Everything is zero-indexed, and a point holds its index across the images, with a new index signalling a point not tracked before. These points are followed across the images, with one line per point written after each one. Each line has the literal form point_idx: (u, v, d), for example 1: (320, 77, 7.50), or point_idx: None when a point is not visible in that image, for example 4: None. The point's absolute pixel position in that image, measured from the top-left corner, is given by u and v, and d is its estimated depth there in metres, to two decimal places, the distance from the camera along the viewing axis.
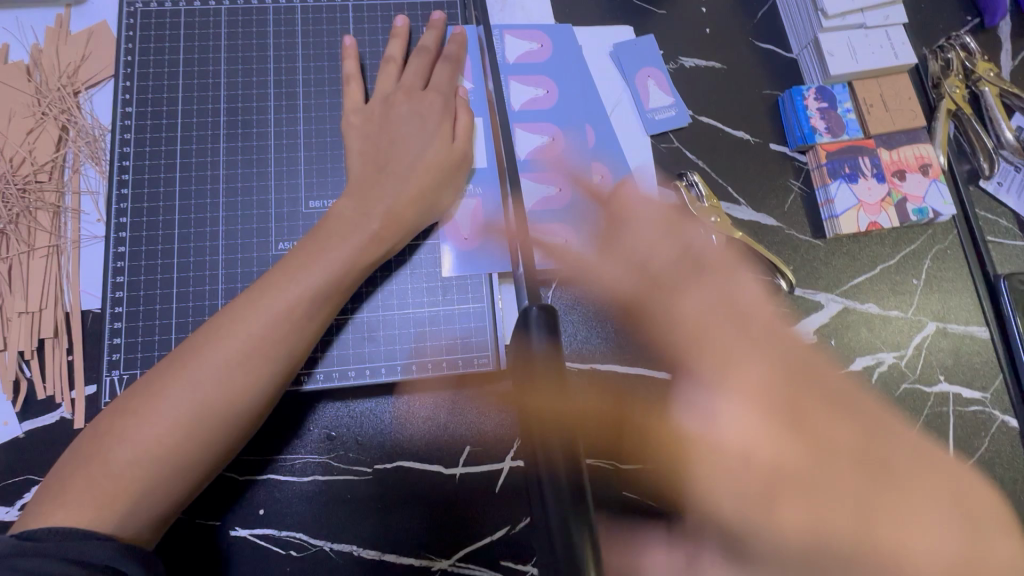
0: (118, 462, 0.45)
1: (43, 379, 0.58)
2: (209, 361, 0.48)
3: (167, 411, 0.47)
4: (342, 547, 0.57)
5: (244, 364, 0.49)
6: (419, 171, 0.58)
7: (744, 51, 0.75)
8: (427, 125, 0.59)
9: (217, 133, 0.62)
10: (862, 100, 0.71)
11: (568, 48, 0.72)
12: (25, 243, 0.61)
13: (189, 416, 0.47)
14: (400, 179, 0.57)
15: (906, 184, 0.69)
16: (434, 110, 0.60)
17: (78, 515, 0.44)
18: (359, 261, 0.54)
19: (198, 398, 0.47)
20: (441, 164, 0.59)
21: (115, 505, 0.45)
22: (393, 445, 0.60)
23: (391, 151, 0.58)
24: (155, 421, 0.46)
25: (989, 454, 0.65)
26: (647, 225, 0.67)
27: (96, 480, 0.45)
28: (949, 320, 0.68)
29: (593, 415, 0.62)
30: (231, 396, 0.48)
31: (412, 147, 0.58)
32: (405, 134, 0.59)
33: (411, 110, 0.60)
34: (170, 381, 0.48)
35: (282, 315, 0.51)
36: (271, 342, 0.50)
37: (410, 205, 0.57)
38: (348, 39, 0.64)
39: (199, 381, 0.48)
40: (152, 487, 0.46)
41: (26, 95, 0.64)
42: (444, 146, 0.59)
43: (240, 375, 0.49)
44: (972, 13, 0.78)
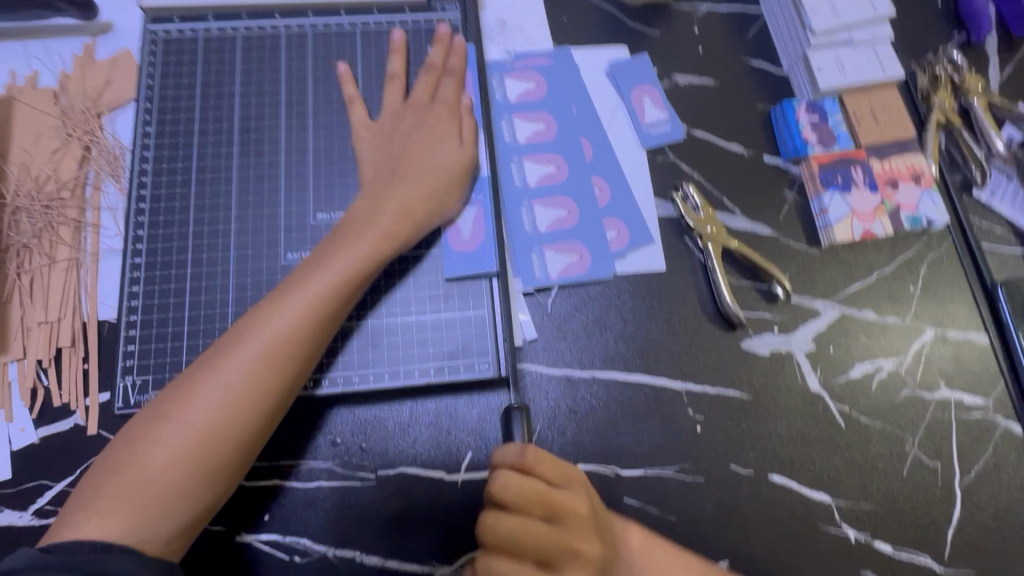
0: (154, 465, 0.47)
1: (59, 387, 0.60)
2: (239, 362, 0.50)
3: (199, 414, 0.48)
4: (345, 553, 0.58)
5: (273, 363, 0.51)
6: (430, 177, 0.60)
7: (735, 68, 0.78)
8: (435, 133, 0.62)
9: (231, 150, 0.65)
10: (851, 113, 0.73)
11: (566, 68, 0.75)
12: (47, 256, 0.64)
13: (220, 417, 0.49)
14: (414, 186, 0.59)
15: (899, 193, 0.71)
16: (441, 119, 0.63)
17: (116, 521, 0.45)
18: (376, 261, 0.56)
19: (228, 401, 0.49)
20: (450, 171, 0.62)
21: (152, 510, 0.46)
22: (396, 451, 0.61)
23: (402, 160, 0.61)
24: (188, 424, 0.48)
25: (994, 460, 0.64)
26: (648, 233, 0.69)
27: (132, 486, 0.46)
28: (948, 327, 0.69)
29: (593, 422, 0.63)
30: (261, 392, 0.50)
31: (424, 155, 0.61)
32: (417, 144, 0.61)
33: (420, 123, 0.63)
34: (201, 383, 0.50)
35: (307, 320, 0.52)
36: (297, 346, 0.52)
37: (422, 207, 0.59)
38: (342, 65, 0.68)
39: (228, 381, 0.50)
40: (186, 489, 0.48)
41: (52, 117, 0.68)
42: (453, 154, 0.62)
43: (266, 374, 0.50)
44: (958, 29, 0.81)
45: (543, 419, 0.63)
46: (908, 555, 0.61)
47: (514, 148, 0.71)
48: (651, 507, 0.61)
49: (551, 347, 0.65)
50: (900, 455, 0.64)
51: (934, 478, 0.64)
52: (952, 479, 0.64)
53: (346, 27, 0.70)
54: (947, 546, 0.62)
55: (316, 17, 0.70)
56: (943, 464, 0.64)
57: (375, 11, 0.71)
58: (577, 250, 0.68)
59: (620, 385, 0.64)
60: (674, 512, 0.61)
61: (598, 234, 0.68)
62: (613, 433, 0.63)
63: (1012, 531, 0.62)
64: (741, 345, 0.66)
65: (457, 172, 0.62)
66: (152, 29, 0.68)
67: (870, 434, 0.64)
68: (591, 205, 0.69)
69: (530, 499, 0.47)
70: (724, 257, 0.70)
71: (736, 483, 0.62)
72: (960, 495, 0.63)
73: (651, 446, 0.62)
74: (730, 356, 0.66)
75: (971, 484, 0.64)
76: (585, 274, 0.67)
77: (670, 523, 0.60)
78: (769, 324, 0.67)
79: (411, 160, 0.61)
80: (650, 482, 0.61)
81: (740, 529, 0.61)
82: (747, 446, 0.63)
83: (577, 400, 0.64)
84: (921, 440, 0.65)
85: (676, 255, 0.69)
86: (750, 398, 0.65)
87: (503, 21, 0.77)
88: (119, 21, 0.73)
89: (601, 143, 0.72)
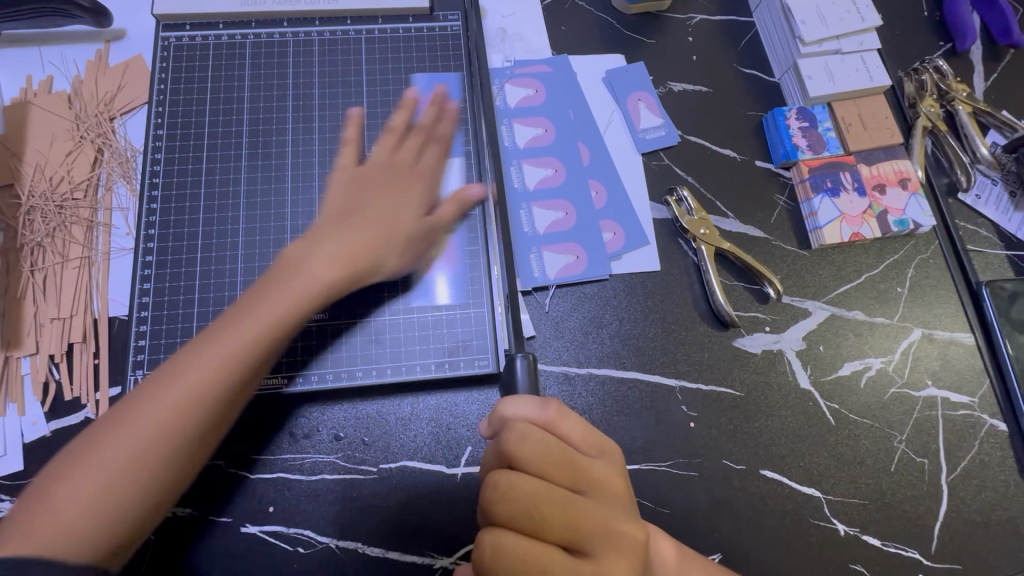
0: (99, 480, 0.44)
1: (70, 382, 0.62)
2: (192, 372, 0.47)
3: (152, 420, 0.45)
4: (348, 544, 0.59)
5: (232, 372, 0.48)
6: (405, 224, 0.60)
7: (728, 75, 0.80)
8: (408, 195, 0.61)
9: (240, 153, 0.67)
10: (841, 120, 0.75)
11: (563, 76, 0.77)
12: (60, 254, 0.65)
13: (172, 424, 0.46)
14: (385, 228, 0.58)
15: (886, 197, 0.73)
16: (418, 185, 0.63)
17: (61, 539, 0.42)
18: (337, 283, 0.54)
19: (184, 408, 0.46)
20: (423, 219, 0.62)
21: (104, 525, 0.43)
22: (397, 445, 0.63)
23: (367, 208, 0.58)
24: (138, 431, 0.45)
25: (980, 456, 0.66)
26: (643, 236, 0.71)
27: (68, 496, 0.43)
28: (935, 327, 0.71)
29: (590, 417, 0.65)
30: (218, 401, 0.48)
31: (392, 209, 0.59)
32: (386, 198, 0.60)
33: (396, 177, 0.62)
34: (148, 397, 0.46)
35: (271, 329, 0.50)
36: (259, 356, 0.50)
37: (380, 251, 0.57)
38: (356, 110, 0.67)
39: (176, 393, 0.46)
40: (137, 501, 0.44)
41: (66, 120, 0.70)
42: (423, 204, 0.62)
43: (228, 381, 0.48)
44: (944, 38, 0.83)
45: None
46: (897, 549, 0.63)
47: (513, 152, 0.73)
48: (646, 501, 0.62)
49: (549, 345, 0.67)
50: (889, 452, 0.66)
51: (921, 474, 0.65)
52: (939, 475, 0.65)
53: (351, 35, 0.73)
54: (933, 539, 0.63)
55: (322, 25, 0.73)
56: (930, 460, 0.66)
57: (380, 20, 0.74)
58: (574, 251, 0.70)
59: (615, 382, 0.66)
60: (668, 506, 0.62)
61: (595, 235, 0.70)
62: (609, 429, 0.64)
63: (997, 525, 0.64)
64: (734, 343, 0.68)
65: (429, 223, 0.63)
66: (164, 36, 0.71)
67: (859, 430, 0.66)
68: (588, 208, 0.72)
69: (558, 461, 0.45)
70: (717, 259, 0.72)
71: (728, 478, 0.64)
72: (946, 490, 0.65)
73: (646, 442, 0.64)
74: (723, 354, 0.68)
75: (958, 480, 0.65)
76: (582, 274, 0.69)
77: (664, 516, 0.62)
78: (761, 323, 0.69)
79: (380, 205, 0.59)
80: (645, 476, 0.63)
81: (732, 522, 0.62)
82: (739, 442, 0.65)
83: (574, 396, 0.65)
84: (908, 436, 0.66)
85: (671, 257, 0.71)
86: (742, 395, 0.67)
87: (503, 30, 0.80)
88: (132, 29, 0.75)
89: (598, 147, 0.75)
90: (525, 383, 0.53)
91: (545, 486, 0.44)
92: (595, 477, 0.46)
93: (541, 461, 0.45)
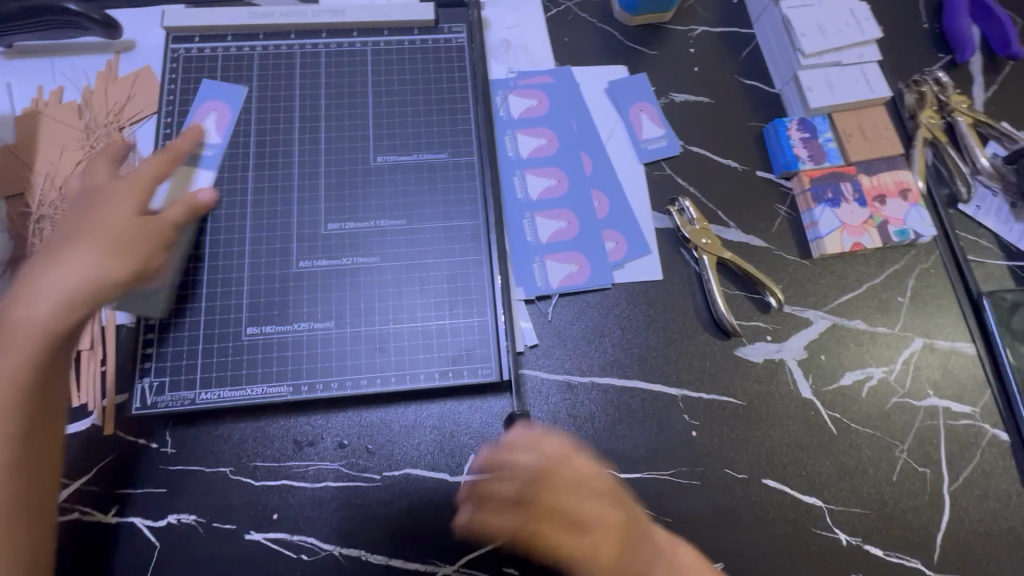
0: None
1: (78, 388, 0.63)
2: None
3: None
4: (351, 552, 0.60)
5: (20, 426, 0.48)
6: (101, 226, 0.55)
7: (729, 86, 0.81)
8: (103, 204, 0.57)
9: (246, 162, 0.68)
10: (841, 130, 0.76)
11: (566, 87, 0.78)
12: None
13: None
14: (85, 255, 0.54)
15: (887, 208, 0.73)
16: (114, 191, 0.58)
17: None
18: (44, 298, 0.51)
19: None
20: (140, 220, 0.57)
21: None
22: (401, 453, 0.63)
23: (90, 229, 0.55)
24: None
25: (982, 466, 0.66)
26: (644, 245, 0.72)
27: None
28: (936, 336, 0.71)
29: (592, 425, 0.65)
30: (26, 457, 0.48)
31: (94, 221, 0.56)
32: (95, 212, 0.56)
33: (110, 193, 0.58)
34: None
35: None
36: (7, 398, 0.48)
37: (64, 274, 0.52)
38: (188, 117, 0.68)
39: None
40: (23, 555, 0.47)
41: (75, 130, 0.71)
42: (140, 203, 0.58)
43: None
44: (944, 50, 0.84)
45: (543, 424, 0.65)
46: (899, 559, 0.63)
47: (516, 162, 0.74)
48: (648, 510, 0.62)
49: (551, 354, 0.68)
50: (890, 461, 0.66)
51: (923, 484, 0.65)
52: (940, 485, 0.65)
53: (357, 47, 0.74)
54: (936, 550, 0.63)
55: (329, 37, 0.74)
56: (932, 470, 0.66)
57: (386, 31, 0.75)
58: (576, 261, 0.70)
59: (617, 391, 0.67)
60: (671, 515, 0.62)
61: (596, 245, 0.71)
62: (611, 437, 0.65)
63: (1000, 535, 0.64)
64: (736, 352, 0.69)
65: (147, 220, 0.57)
66: (174, 48, 0.72)
67: (861, 440, 0.66)
68: (589, 218, 0.72)
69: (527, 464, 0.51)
70: (718, 268, 0.72)
71: (730, 487, 0.64)
72: (948, 500, 0.65)
73: (648, 450, 0.64)
74: (724, 363, 0.68)
75: (960, 490, 0.65)
76: (584, 283, 0.69)
77: (666, 525, 0.62)
78: (762, 332, 0.70)
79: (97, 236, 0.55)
80: (647, 485, 0.63)
81: (734, 531, 0.62)
82: (741, 451, 0.65)
83: (576, 405, 0.66)
84: (910, 446, 0.67)
85: (673, 266, 0.72)
86: (743, 404, 0.67)
87: (507, 41, 0.81)
88: (142, 40, 0.76)
89: (600, 158, 0.75)
90: (523, 438, 0.59)
91: (514, 479, 0.51)
92: (590, 503, 0.50)
93: (516, 467, 0.51)
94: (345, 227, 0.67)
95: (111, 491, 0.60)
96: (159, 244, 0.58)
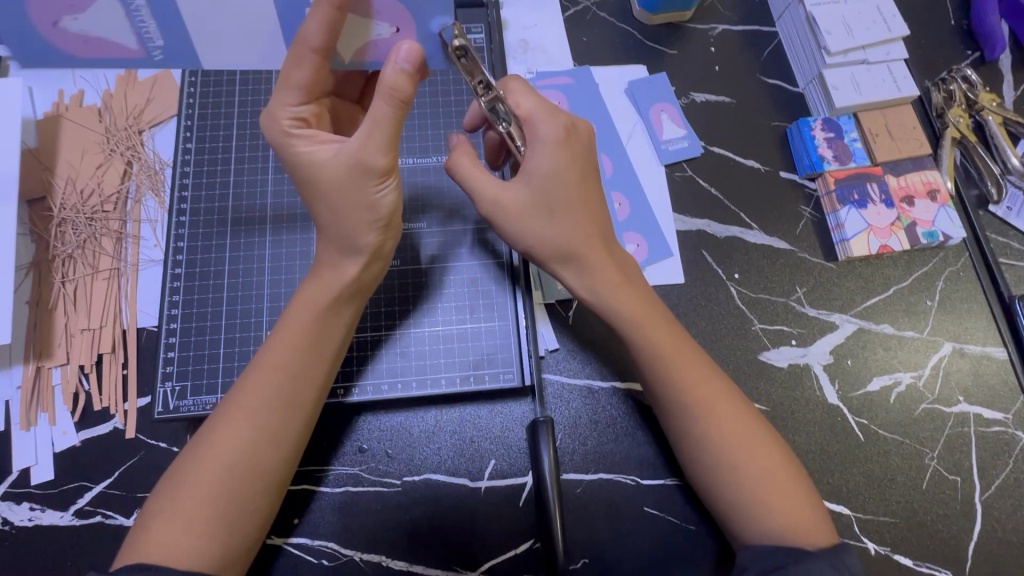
0: (191, 491, 0.47)
1: (99, 392, 0.63)
2: (248, 383, 0.51)
3: (232, 449, 0.48)
4: (372, 557, 0.59)
5: (275, 365, 0.51)
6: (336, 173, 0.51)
7: (751, 86, 0.80)
8: (353, 177, 0.50)
9: (266, 166, 0.68)
10: (867, 130, 0.74)
11: (585, 89, 0.77)
12: (90, 266, 0.67)
13: (248, 451, 0.49)
14: (363, 219, 0.52)
15: (915, 209, 0.71)
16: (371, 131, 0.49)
17: (177, 547, 0.45)
18: (326, 298, 0.53)
19: (260, 433, 0.49)
20: (349, 164, 0.50)
21: (203, 546, 0.46)
22: (421, 459, 0.63)
23: (332, 180, 0.51)
24: (226, 461, 0.48)
25: (1015, 475, 0.65)
26: (666, 248, 0.71)
27: (189, 509, 0.47)
28: (966, 341, 0.69)
29: (615, 431, 0.64)
30: (281, 393, 0.51)
31: (344, 180, 0.50)
32: (345, 176, 0.50)
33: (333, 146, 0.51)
34: (205, 420, 0.50)
35: (304, 354, 0.52)
36: (298, 394, 0.52)
37: (340, 226, 0.52)
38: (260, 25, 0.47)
39: (232, 415, 0.50)
40: (244, 498, 0.48)
41: (96, 133, 0.71)
42: (377, 162, 0.50)
43: (280, 410, 0.51)
44: (972, 48, 0.82)
45: (564, 428, 0.64)
46: (929, 569, 0.61)
47: None
48: (672, 516, 0.61)
49: (572, 358, 0.67)
50: (920, 469, 0.64)
51: (954, 492, 0.64)
52: (972, 493, 0.64)
53: None
54: (968, 560, 0.62)
55: None
56: (963, 479, 0.64)
57: None
58: None
59: (641, 394, 0.66)
60: (695, 522, 0.61)
61: None
62: (634, 443, 0.64)
63: None
64: (759, 357, 0.68)
65: (359, 158, 0.50)
66: None
67: (890, 447, 0.65)
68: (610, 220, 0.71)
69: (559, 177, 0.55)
70: (741, 272, 0.71)
71: None
72: (980, 509, 0.63)
73: (671, 456, 0.63)
74: (749, 368, 0.67)
75: (992, 499, 0.64)
76: None
77: (691, 533, 0.61)
78: (786, 336, 0.69)
79: (348, 203, 0.51)
80: (670, 492, 0.62)
81: None
82: None
83: (598, 410, 0.65)
84: (940, 453, 0.65)
85: (694, 268, 0.71)
86: (767, 410, 0.65)
87: (525, 42, 0.80)
88: None
89: (620, 159, 0.75)
90: (545, 442, 0.58)
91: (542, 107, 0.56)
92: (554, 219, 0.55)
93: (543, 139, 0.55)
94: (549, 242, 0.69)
95: (134, 495, 0.60)
96: (368, 176, 0.50)
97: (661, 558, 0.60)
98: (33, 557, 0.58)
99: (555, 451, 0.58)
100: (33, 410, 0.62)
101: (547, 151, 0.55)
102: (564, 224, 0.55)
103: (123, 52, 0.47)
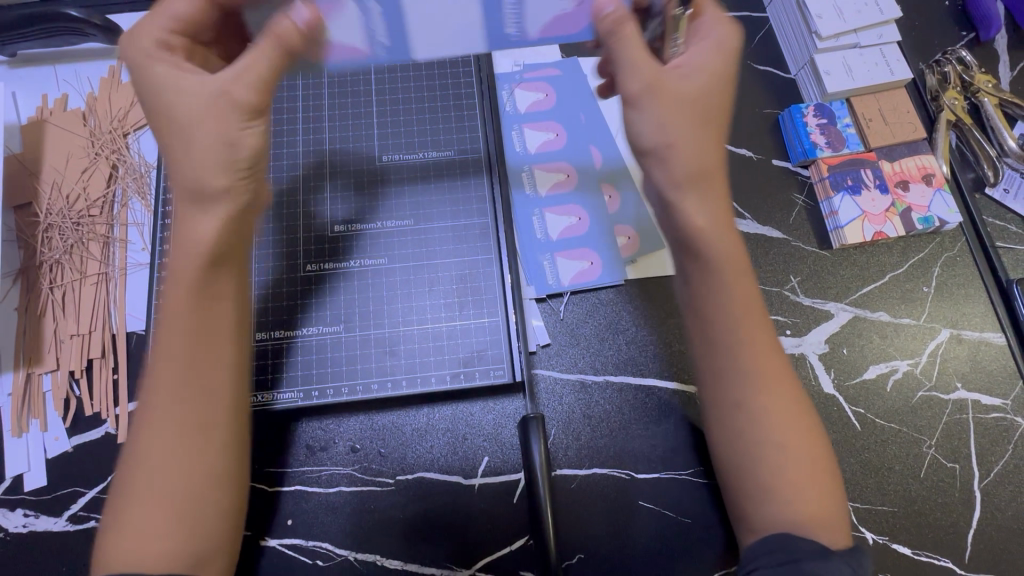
0: (137, 500, 0.44)
1: (90, 397, 0.63)
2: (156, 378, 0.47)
3: (160, 443, 0.45)
4: (367, 557, 0.59)
5: (169, 351, 0.47)
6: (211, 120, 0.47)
7: (742, 73, 0.78)
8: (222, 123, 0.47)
9: None
10: (861, 115, 0.73)
11: (572, 82, 0.76)
12: (78, 271, 0.66)
13: (179, 438, 0.45)
14: (216, 162, 0.47)
15: (910, 194, 0.70)
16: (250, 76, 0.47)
17: (140, 555, 0.43)
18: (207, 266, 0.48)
19: (184, 418, 0.46)
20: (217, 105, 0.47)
21: (170, 545, 0.43)
22: (414, 457, 0.62)
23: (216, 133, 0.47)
24: (159, 457, 0.45)
25: (1014, 461, 0.64)
26: (659, 239, 0.69)
27: (141, 516, 0.44)
28: (963, 327, 0.69)
29: (610, 424, 0.64)
30: (190, 370, 0.47)
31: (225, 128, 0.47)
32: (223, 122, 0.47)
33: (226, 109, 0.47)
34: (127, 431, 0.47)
35: (203, 327, 0.48)
36: (207, 367, 0.47)
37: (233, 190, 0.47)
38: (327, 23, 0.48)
39: (152, 411, 0.46)
40: (195, 489, 0.45)
41: (80, 137, 0.70)
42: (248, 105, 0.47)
43: (194, 388, 0.47)
44: (967, 28, 0.80)
45: (558, 424, 0.64)
46: (929, 557, 0.61)
47: (525, 159, 0.72)
48: (668, 509, 0.61)
49: (564, 353, 0.66)
50: (919, 457, 0.64)
51: (953, 479, 0.63)
52: (971, 480, 0.63)
53: None
54: (968, 548, 0.61)
55: None
56: (962, 465, 0.64)
57: None
58: (589, 257, 0.69)
59: (634, 388, 0.65)
60: (690, 515, 0.61)
61: (612, 241, 0.69)
62: (628, 437, 0.63)
63: None
64: None
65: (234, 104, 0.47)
66: None
67: (888, 436, 0.64)
68: (603, 213, 0.70)
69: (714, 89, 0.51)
70: None
71: None
72: (980, 496, 0.63)
73: (666, 449, 0.63)
74: None
75: (992, 486, 0.63)
76: (598, 279, 0.68)
77: (687, 526, 0.61)
78: (782, 327, 0.68)
79: (210, 149, 0.47)
80: (665, 485, 0.62)
81: None
82: None
83: (591, 404, 0.65)
84: (938, 441, 0.64)
85: None
86: None
87: None
88: None
89: (610, 149, 0.73)
90: (536, 442, 0.58)
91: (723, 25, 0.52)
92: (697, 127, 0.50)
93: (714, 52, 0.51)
94: (537, 234, 0.69)
95: None
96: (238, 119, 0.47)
97: (658, 552, 0.60)
98: (29, 563, 0.58)
99: (546, 447, 0.58)
100: (24, 417, 0.62)
101: (708, 60, 0.51)
102: (700, 137, 0.50)
103: (349, 50, 0.52)
